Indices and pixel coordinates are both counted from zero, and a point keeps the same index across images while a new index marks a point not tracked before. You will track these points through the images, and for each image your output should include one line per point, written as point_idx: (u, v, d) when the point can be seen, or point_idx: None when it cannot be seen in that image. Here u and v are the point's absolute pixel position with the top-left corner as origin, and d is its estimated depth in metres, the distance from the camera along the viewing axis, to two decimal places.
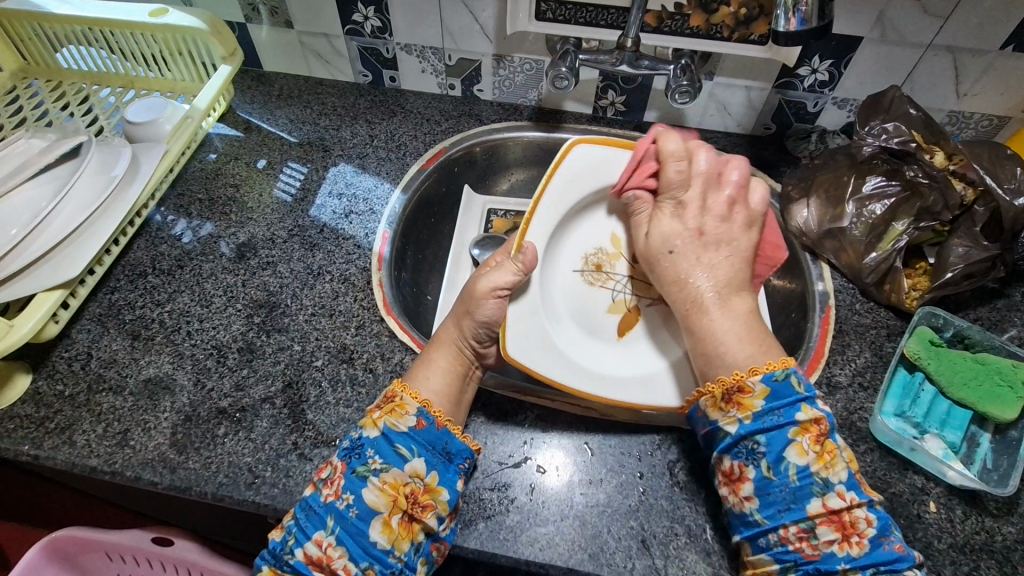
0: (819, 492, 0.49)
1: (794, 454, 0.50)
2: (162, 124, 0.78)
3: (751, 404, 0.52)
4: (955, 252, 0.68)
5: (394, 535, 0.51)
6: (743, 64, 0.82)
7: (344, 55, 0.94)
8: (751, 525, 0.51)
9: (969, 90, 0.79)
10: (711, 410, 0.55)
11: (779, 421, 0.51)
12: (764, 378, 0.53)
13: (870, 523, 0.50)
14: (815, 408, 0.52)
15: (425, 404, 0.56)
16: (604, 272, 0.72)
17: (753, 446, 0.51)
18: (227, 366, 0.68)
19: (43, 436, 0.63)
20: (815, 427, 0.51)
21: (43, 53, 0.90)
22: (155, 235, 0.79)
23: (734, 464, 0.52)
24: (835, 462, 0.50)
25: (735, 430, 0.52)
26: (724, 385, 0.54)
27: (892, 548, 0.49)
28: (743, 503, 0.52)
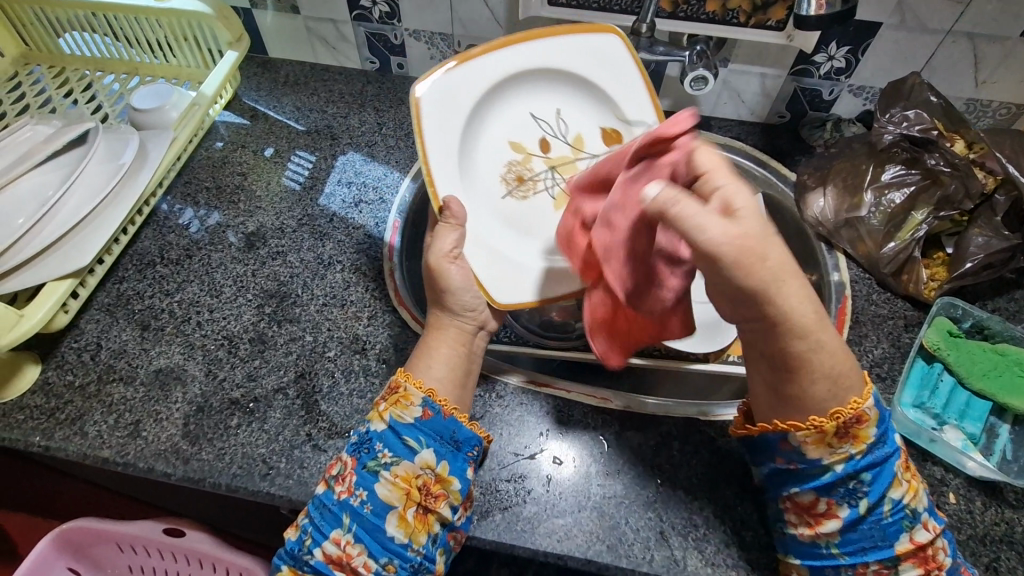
0: (910, 526, 0.48)
1: (896, 491, 0.48)
2: (168, 111, 0.77)
3: (866, 437, 0.48)
4: (975, 242, 0.67)
5: (410, 529, 0.51)
6: (758, 51, 0.81)
7: (351, 41, 0.92)
8: (826, 560, 0.50)
9: (988, 78, 0.78)
10: (814, 448, 0.48)
11: (886, 454, 0.48)
12: (876, 406, 0.49)
13: (947, 551, 0.50)
14: (907, 438, 0.50)
15: (429, 393, 0.55)
16: (527, 181, 0.72)
17: (856, 486, 0.48)
18: (238, 357, 0.67)
19: (54, 427, 0.62)
20: (905, 456, 0.50)
21: (45, 38, 0.89)
22: (162, 224, 0.78)
23: (827, 503, 0.49)
24: (920, 492, 0.50)
25: (843, 470, 0.48)
26: (841, 419, 0.47)
27: (966, 575, 0.51)
28: (820, 537, 0.50)
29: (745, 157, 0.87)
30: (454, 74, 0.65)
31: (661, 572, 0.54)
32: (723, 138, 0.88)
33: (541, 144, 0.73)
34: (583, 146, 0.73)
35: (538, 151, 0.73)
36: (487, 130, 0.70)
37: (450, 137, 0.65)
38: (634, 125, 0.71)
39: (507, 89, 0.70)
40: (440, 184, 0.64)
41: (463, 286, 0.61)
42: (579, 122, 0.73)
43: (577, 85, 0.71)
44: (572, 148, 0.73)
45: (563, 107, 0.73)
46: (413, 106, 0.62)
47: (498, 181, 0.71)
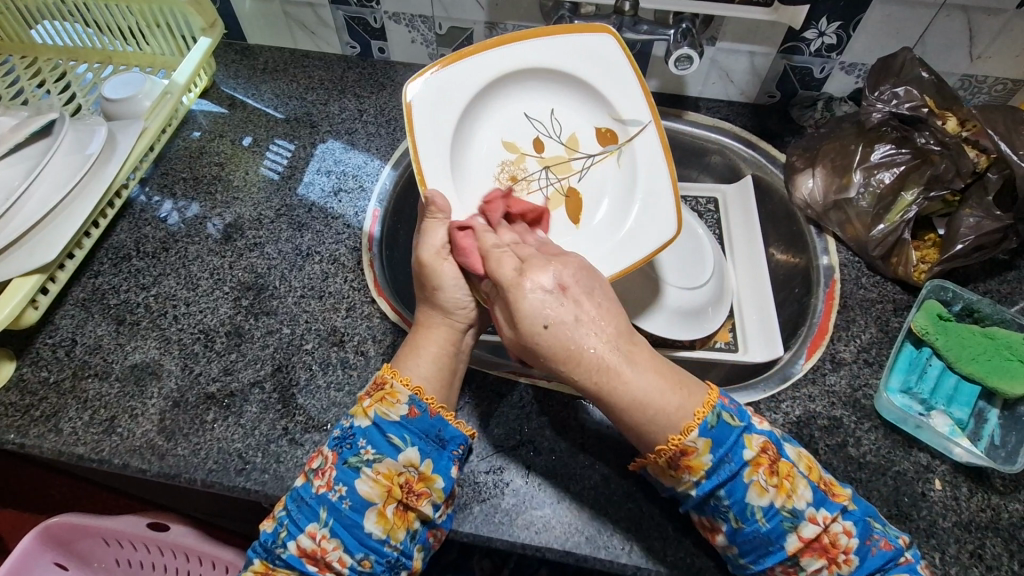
0: (792, 526, 0.47)
1: (754, 497, 0.47)
2: (140, 101, 0.75)
3: (698, 463, 0.47)
4: (966, 223, 0.66)
5: (390, 525, 0.50)
6: (746, 28, 0.79)
7: (331, 25, 0.90)
8: (740, 567, 0.50)
9: (983, 53, 0.76)
10: (663, 475, 0.50)
11: (732, 469, 0.47)
12: (700, 432, 0.47)
13: (851, 533, 0.47)
14: (757, 436, 0.49)
15: (416, 391, 0.53)
16: (521, 182, 0.69)
17: (715, 502, 0.48)
18: (214, 350, 0.66)
19: (29, 424, 0.62)
20: (765, 457, 0.48)
21: (16, 27, 0.86)
22: (138, 217, 0.76)
23: (704, 519, 0.50)
24: (796, 485, 0.48)
25: (695, 493, 0.48)
26: (665, 455, 0.48)
27: (881, 548, 0.48)
28: (725, 551, 0.50)
29: (735, 139, 0.85)
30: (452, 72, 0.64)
31: (641, 563, 0.54)
32: (711, 120, 0.86)
33: (535, 145, 0.70)
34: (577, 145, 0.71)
35: (532, 151, 0.70)
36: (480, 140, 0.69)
37: (439, 131, 0.64)
38: (627, 124, 0.68)
39: (492, 95, 0.68)
40: (430, 176, 0.63)
41: (458, 284, 0.57)
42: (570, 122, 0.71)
43: (575, 87, 0.69)
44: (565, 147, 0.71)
45: (556, 107, 0.71)
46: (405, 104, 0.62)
47: (491, 178, 0.68)
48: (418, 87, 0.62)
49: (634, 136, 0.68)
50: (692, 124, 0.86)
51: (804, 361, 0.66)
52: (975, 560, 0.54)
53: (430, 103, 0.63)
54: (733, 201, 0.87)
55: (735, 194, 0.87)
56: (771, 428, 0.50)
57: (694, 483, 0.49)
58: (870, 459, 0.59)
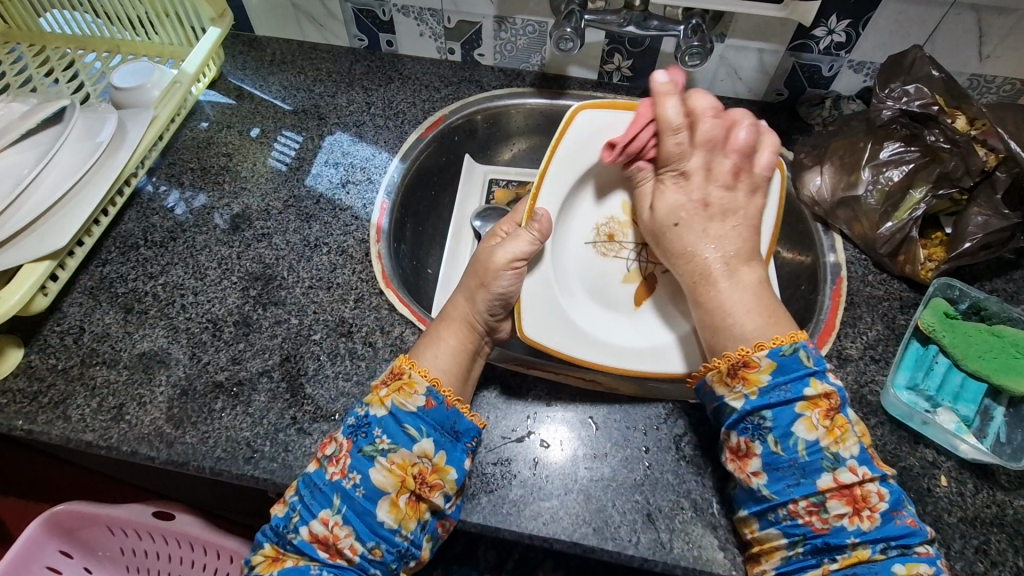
0: (830, 467, 0.49)
1: (802, 430, 0.49)
2: (149, 90, 0.75)
3: (757, 379, 0.51)
4: (974, 222, 0.66)
5: (401, 515, 0.50)
6: (757, 25, 0.78)
7: (339, 17, 0.90)
8: (760, 501, 0.51)
9: (992, 53, 0.76)
10: (717, 385, 0.54)
11: (786, 396, 0.50)
12: (770, 353, 0.51)
13: (883, 497, 0.49)
14: (825, 382, 0.50)
15: (434, 383, 0.55)
16: (616, 241, 0.69)
17: (759, 422, 0.50)
18: (223, 340, 0.66)
19: (37, 410, 0.62)
20: (826, 402, 0.50)
21: (24, 16, 0.86)
22: (146, 206, 0.77)
23: (741, 441, 0.51)
24: (846, 436, 0.49)
25: (742, 406, 0.51)
26: (729, 360, 0.53)
27: (904, 522, 0.49)
28: (750, 479, 0.51)
29: None
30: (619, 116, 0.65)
31: (647, 555, 0.54)
32: None
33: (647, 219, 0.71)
34: None
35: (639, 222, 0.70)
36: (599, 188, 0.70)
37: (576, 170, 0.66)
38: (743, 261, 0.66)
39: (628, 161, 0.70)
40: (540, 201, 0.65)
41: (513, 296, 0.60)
42: None
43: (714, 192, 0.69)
44: None
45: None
46: (568, 120, 0.65)
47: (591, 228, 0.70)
48: (590, 117, 0.65)
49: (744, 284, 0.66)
50: None
51: None
52: (980, 556, 0.54)
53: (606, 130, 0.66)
54: None
55: None
56: (842, 387, 0.51)
57: (744, 397, 0.52)
58: (876, 455, 0.59)
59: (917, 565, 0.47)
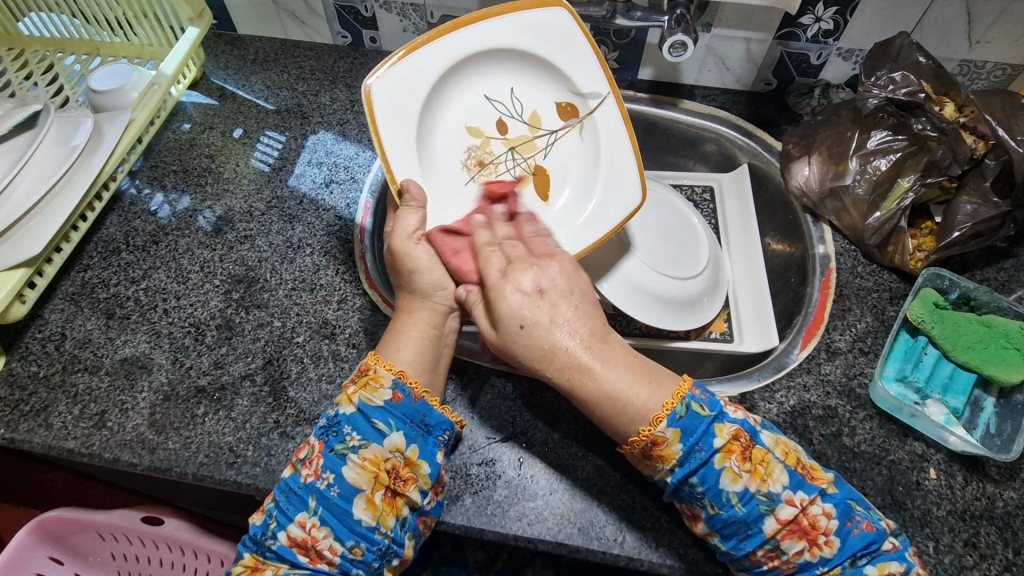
0: (767, 509, 0.47)
1: (727, 483, 0.47)
2: (128, 92, 0.74)
3: (671, 453, 0.47)
4: (963, 211, 0.65)
5: (378, 512, 0.50)
6: (743, 14, 0.77)
7: (321, 14, 0.88)
8: (726, 554, 0.50)
9: (982, 37, 0.74)
10: (640, 465, 0.50)
11: (703, 456, 0.47)
12: (669, 422, 0.47)
13: (830, 514, 0.48)
14: (728, 424, 0.48)
15: (399, 375, 0.53)
16: (488, 165, 0.69)
17: (690, 489, 0.48)
18: (205, 344, 0.66)
19: (19, 418, 0.61)
20: (737, 444, 0.48)
21: (2, 19, 0.85)
22: (128, 210, 0.76)
23: (686, 507, 0.50)
24: (771, 470, 0.48)
25: (668, 481, 0.48)
26: (637, 445, 0.48)
27: (863, 530, 0.48)
28: (706, 538, 0.50)
29: (730, 128, 0.84)
30: (404, 66, 0.62)
31: (633, 554, 0.54)
32: (708, 108, 0.85)
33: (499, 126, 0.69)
34: (540, 122, 0.70)
35: (496, 133, 0.69)
36: (444, 120, 0.68)
37: (405, 128, 0.62)
38: (588, 98, 0.67)
39: (453, 84, 0.67)
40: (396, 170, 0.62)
41: (431, 267, 0.58)
42: (529, 99, 0.70)
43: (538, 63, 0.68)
44: (529, 126, 0.70)
45: (517, 86, 0.69)
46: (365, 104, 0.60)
47: (459, 168, 0.68)
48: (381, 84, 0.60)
49: (595, 109, 0.68)
50: (688, 113, 0.85)
51: (798, 352, 0.65)
52: (969, 549, 0.53)
53: (398, 85, 0.62)
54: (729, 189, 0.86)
55: (731, 182, 0.86)
56: (745, 416, 0.50)
57: (669, 472, 0.48)
58: (865, 449, 0.59)
59: (887, 564, 0.47)
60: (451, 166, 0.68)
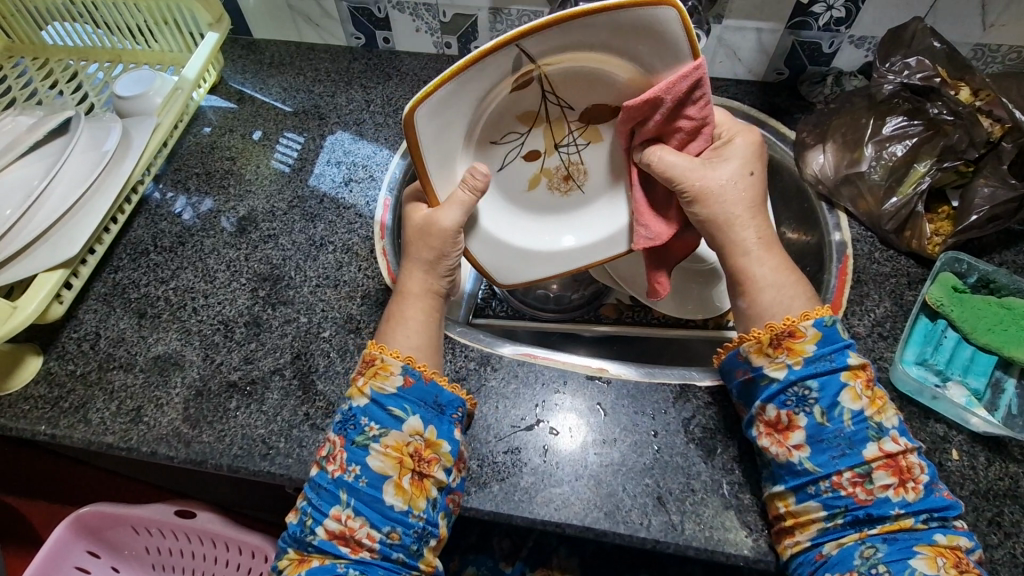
0: (874, 435, 0.50)
1: (847, 398, 0.50)
2: (152, 97, 0.76)
3: (802, 348, 0.52)
4: (980, 194, 0.65)
5: (408, 496, 0.52)
6: (755, 4, 0.77)
7: (335, 16, 0.90)
8: (800, 473, 0.51)
9: (996, 21, 0.74)
10: (756, 356, 0.54)
11: (831, 365, 0.51)
12: (815, 323, 0.53)
13: (924, 469, 0.50)
14: (857, 354, 0.53)
15: (408, 361, 0.56)
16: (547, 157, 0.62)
17: (804, 392, 0.51)
18: (234, 340, 0.67)
19: (59, 415, 0.64)
20: (864, 372, 0.52)
21: (27, 30, 0.87)
22: (154, 213, 0.78)
23: (782, 414, 0.52)
24: (886, 408, 0.51)
25: (785, 375, 0.52)
26: (773, 330, 0.54)
27: (942, 495, 0.50)
28: (792, 452, 0.51)
29: (743, 117, 0.84)
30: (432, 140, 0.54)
31: (659, 537, 0.55)
32: (719, 99, 0.85)
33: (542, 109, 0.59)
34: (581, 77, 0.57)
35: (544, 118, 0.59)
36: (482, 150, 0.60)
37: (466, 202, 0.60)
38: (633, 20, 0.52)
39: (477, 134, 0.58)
40: (476, 249, 0.64)
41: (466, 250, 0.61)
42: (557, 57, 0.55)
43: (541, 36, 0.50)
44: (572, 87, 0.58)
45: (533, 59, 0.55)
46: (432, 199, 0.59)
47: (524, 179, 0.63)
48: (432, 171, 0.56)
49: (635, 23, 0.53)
50: None
51: None
52: (994, 528, 0.54)
53: (445, 121, 0.54)
54: None
55: None
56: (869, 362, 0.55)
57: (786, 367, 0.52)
58: None
59: (957, 537, 0.48)
60: (511, 181, 0.63)
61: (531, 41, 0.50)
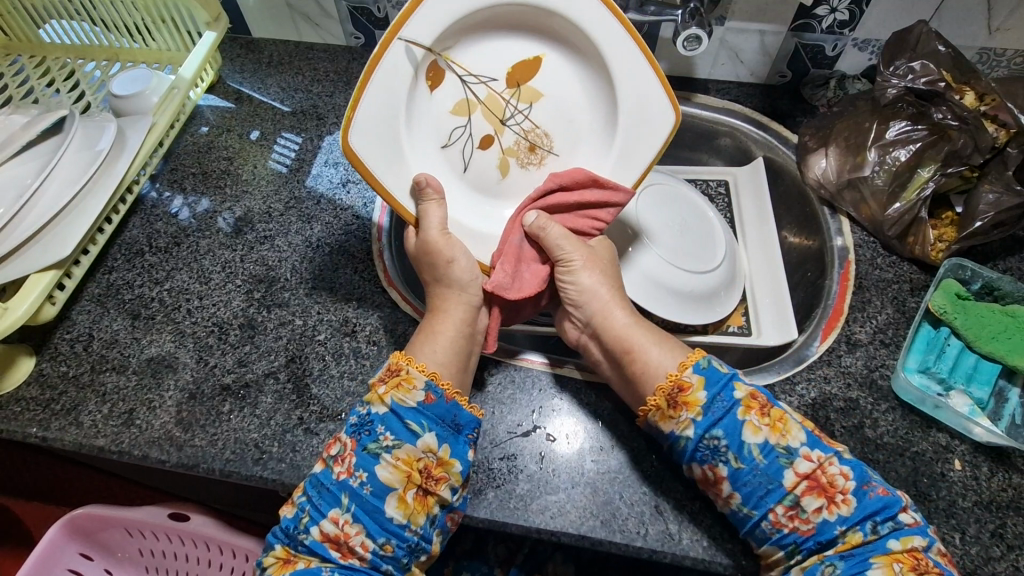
0: (787, 461, 0.49)
1: (749, 435, 0.50)
2: (148, 97, 0.75)
3: (695, 399, 0.51)
4: (985, 200, 0.64)
5: (409, 510, 0.51)
6: (758, 6, 0.76)
7: (334, 15, 0.89)
8: (744, 518, 0.50)
9: (1003, 25, 0.73)
10: (663, 423, 0.53)
11: (724, 405, 0.51)
12: (693, 369, 0.53)
13: (848, 476, 0.49)
14: (745, 383, 0.53)
15: (432, 376, 0.54)
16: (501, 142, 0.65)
17: (714, 443, 0.50)
18: (228, 343, 0.67)
19: (50, 417, 0.63)
20: (755, 401, 0.52)
21: (23, 27, 0.87)
22: (150, 213, 0.77)
23: (706, 469, 0.51)
24: (789, 427, 0.51)
25: (693, 433, 0.51)
26: (664, 392, 0.53)
27: (878, 494, 0.49)
28: (729, 501, 0.51)
29: (744, 121, 0.84)
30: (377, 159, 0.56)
31: (656, 546, 0.54)
32: (721, 101, 0.85)
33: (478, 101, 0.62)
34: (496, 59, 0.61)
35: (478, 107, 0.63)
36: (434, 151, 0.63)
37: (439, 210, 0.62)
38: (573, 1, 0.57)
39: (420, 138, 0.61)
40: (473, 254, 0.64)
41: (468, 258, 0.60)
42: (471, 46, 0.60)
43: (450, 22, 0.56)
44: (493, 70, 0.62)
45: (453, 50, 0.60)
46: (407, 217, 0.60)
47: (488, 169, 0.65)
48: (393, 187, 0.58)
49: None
50: (701, 107, 0.85)
51: (818, 343, 0.65)
52: (996, 540, 0.53)
53: (379, 134, 0.56)
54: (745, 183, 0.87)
55: (746, 176, 0.87)
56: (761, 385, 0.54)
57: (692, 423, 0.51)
58: (888, 440, 0.58)
59: (911, 538, 0.47)
60: (480, 177, 0.65)
61: (410, 31, 0.55)
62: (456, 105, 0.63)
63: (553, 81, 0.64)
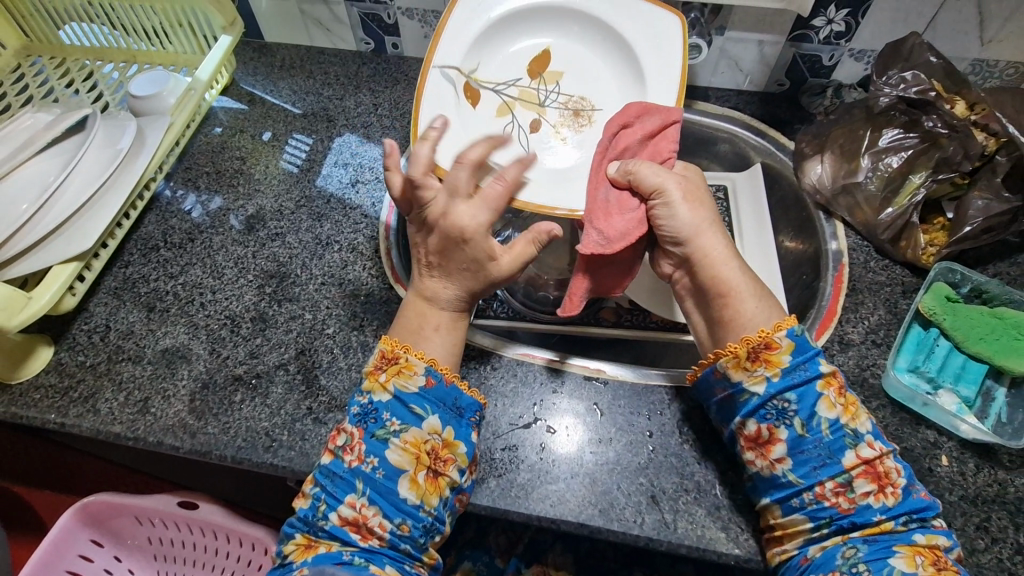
0: (851, 443, 0.51)
1: (823, 408, 0.51)
2: (165, 98, 0.78)
3: (779, 360, 0.52)
4: (975, 206, 0.66)
5: (421, 491, 0.53)
6: (757, 17, 0.79)
7: (345, 21, 0.92)
8: (785, 486, 0.52)
9: (994, 37, 0.76)
10: (734, 371, 0.54)
11: (807, 375, 0.52)
12: (787, 333, 0.53)
13: (900, 472, 0.51)
14: (829, 361, 0.54)
15: (431, 362, 0.56)
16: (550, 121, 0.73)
17: (783, 405, 0.52)
18: (240, 336, 0.69)
19: (68, 405, 0.65)
20: (835, 379, 0.53)
21: (45, 30, 0.90)
22: (165, 210, 0.80)
23: (762, 428, 0.52)
24: (858, 413, 0.52)
25: (765, 389, 0.52)
26: (749, 343, 0.53)
27: (921, 496, 0.51)
28: (774, 465, 0.52)
29: (743, 128, 0.86)
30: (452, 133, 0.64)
31: (652, 535, 0.56)
32: (720, 109, 0.87)
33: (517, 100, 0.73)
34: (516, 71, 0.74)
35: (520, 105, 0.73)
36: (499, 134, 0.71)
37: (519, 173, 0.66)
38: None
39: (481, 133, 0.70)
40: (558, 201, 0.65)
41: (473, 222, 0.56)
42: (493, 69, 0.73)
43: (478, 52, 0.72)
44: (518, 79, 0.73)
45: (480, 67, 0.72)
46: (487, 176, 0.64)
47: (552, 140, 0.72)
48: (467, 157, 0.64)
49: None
50: (700, 114, 0.87)
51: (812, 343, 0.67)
52: (981, 533, 0.55)
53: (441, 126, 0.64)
54: (743, 188, 0.88)
55: (744, 182, 0.88)
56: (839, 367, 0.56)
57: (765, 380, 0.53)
58: None
59: (935, 536, 0.49)
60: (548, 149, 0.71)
61: (441, 59, 0.69)
62: (498, 108, 0.72)
63: (568, 60, 0.74)
